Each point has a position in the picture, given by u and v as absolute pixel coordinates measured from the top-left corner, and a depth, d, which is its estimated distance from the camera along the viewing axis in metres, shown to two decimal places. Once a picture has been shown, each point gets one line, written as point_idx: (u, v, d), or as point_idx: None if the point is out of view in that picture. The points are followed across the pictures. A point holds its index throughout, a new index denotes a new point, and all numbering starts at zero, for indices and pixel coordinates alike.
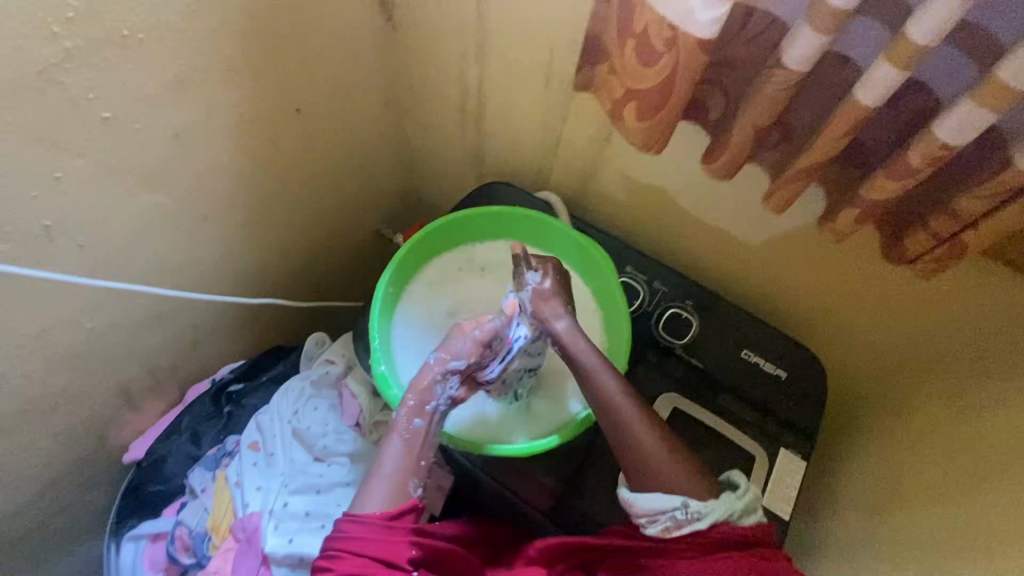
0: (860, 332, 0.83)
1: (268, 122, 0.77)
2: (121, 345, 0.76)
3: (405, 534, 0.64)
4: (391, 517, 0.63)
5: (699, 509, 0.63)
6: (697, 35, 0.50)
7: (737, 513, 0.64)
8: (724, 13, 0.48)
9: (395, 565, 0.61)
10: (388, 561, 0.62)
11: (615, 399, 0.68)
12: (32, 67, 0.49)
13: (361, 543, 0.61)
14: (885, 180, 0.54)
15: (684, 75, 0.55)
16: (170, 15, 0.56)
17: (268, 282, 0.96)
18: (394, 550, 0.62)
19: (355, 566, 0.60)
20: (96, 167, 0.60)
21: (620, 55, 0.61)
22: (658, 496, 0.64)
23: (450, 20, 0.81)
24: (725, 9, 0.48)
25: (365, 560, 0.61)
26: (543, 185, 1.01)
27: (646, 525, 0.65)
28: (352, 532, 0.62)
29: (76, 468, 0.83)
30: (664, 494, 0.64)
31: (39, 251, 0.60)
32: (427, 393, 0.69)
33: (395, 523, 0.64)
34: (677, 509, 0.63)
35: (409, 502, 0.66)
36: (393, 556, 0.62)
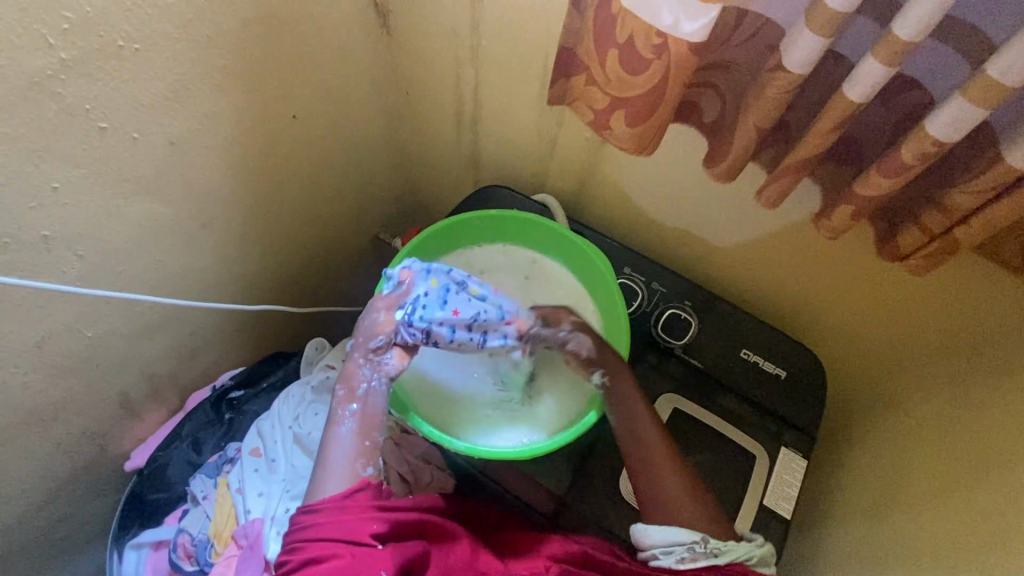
0: (858, 329, 0.83)
1: (265, 129, 0.77)
2: (121, 354, 0.77)
3: (364, 512, 0.61)
4: (343, 496, 0.61)
5: (716, 544, 0.61)
6: (688, 40, 0.51)
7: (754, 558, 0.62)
8: (713, 17, 0.49)
9: (359, 542, 0.59)
10: (348, 540, 0.58)
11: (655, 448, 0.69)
12: (28, 79, 0.50)
13: (316, 527, 0.59)
14: (878, 177, 0.54)
15: (679, 77, 0.55)
16: (166, 25, 0.57)
17: (267, 288, 0.96)
18: (353, 528, 0.59)
19: (313, 550, 0.58)
20: (94, 177, 0.60)
21: (597, 68, 0.60)
22: (673, 529, 0.63)
23: (444, 25, 0.82)
24: (714, 13, 0.48)
25: (323, 542, 0.58)
26: (539, 187, 1.01)
27: (658, 558, 0.62)
28: (308, 520, 0.60)
29: (76, 478, 0.83)
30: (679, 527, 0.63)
31: (37, 261, 0.60)
32: (356, 377, 0.67)
33: (351, 501, 0.61)
34: (694, 543, 0.61)
35: (360, 480, 0.63)
36: (352, 534, 0.59)
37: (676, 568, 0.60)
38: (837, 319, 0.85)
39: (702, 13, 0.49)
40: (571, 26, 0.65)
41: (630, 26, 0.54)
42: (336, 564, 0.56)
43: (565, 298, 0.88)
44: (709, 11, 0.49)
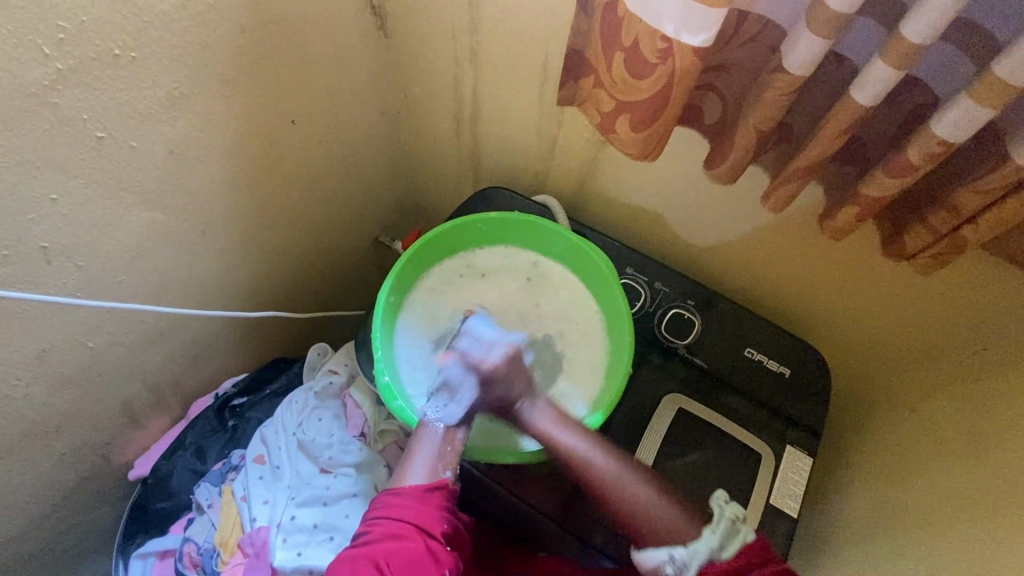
0: (863, 327, 0.83)
1: (264, 135, 0.76)
2: (124, 364, 0.76)
3: (440, 510, 0.64)
4: (425, 489, 0.65)
5: (684, 555, 0.62)
6: (692, 45, 0.50)
7: (718, 549, 0.61)
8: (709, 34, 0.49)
9: (431, 535, 0.61)
10: (423, 528, 0.62)
11: (615, 479, 0.66)
12: (24, 90, 0.49)
13: (398, 509, 0.62)
14: (884, 177, 0.54)
15: (684, 82, 0.53)
16: (163, 33, 0.56)
17: (268, 295, 0.96)
18: (429, 519, 0.62)
19: (392, 529, 0.61)
20: (93, 187, 0.60)
21: (606, 70, 0.60)
22: (651, 551, 0.63)
23: (443, 26, 0.81)
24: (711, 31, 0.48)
25: (402, 524, 0.61)
26: (540, 188, 1.01)
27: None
28: (393, 500, 0.64)
29: (82, 488, 0.83)
30: (653, 547, 0.64)
31: (38, 273, 0.60)
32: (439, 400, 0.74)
33: (431, 496, 0.65)
34: (665, 563, 0.62)
35: (439, 479, 0.66)
36: (428, 525, 0.62)
37: None
38: (841, 317, 0.84)
39: (708, 17, 0.48)
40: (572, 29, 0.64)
41: (633, 31, 0.53)
42: (410, 548, 0.60)
43: (569, 300, 0.87)
44: (708, 26, 0.48)
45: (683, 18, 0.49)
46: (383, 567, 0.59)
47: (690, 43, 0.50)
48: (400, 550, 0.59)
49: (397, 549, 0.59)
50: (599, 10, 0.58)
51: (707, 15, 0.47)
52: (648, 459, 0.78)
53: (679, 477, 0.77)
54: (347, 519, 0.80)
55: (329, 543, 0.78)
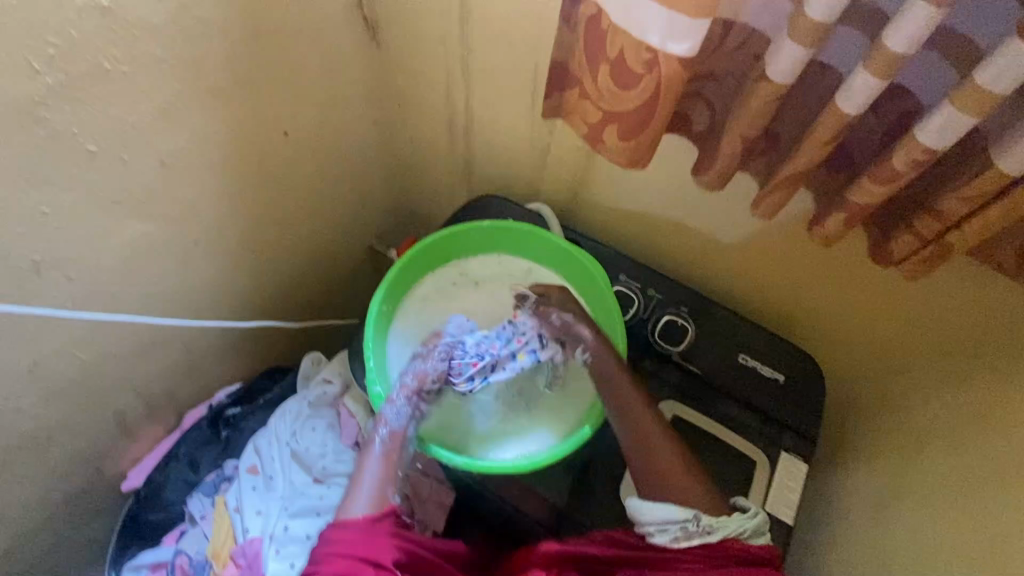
0: (857, 332, 0.82)
1: (258, 146, 0.77)
2: (116, 375, 0.76)
3: (390, 536, 0.65)
4: (372, 519, 0.65)
5: (711, 523, 0.64)
6: (678, 54, 0.51)
7: (744, 531, 0.64)
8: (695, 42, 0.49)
9: (380, 564, 0.62)
10: (374, 559, 0.62)
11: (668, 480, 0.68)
12: (15, 106, 0.49)
13: (348, 544, 0.62)
14: (870, 184, 0.54)
15: (670, 94, 0.54)
16: (155, 47, 0.57)
17: (262, 305, 0.96)
18: (379, 549, 0.63)
19: (343, 566, 0.61)
20: (84, 200, 0.60)
21: (591, 81, 0.60)
22: (671, 508, 0.65)
23: (434, 36, 0.81)
24: (698, 38, 0.49)
25: (353, 559, 0.61)
26: (533, 196, 1.01)
27: (653, 534, 0.65)
28: (339, 535, 0.64)
29: (73, 501, 0.83)
30: (675, 506, 0.66)
31: (29, 286, 0.60)
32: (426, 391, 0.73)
33: (380, 525, 0.65)
34: (688, 521, 0.64)
35: (387, 506, 0.67)
36: (380, 554, 0.62)
37: (670, 546, 0.64)
38: (836, 324, 0.84)
39: (694, 28, 0.48)
40: (559, 39, 0.65)
41: (618, 42, 0.54)
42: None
43: None
44: (697, 31, 0.49)
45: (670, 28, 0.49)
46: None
47: (677, 52, 0.50)
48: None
49: None
50: (581, 22, 0.58)
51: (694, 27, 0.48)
52: None
53: None
54: None
55: None
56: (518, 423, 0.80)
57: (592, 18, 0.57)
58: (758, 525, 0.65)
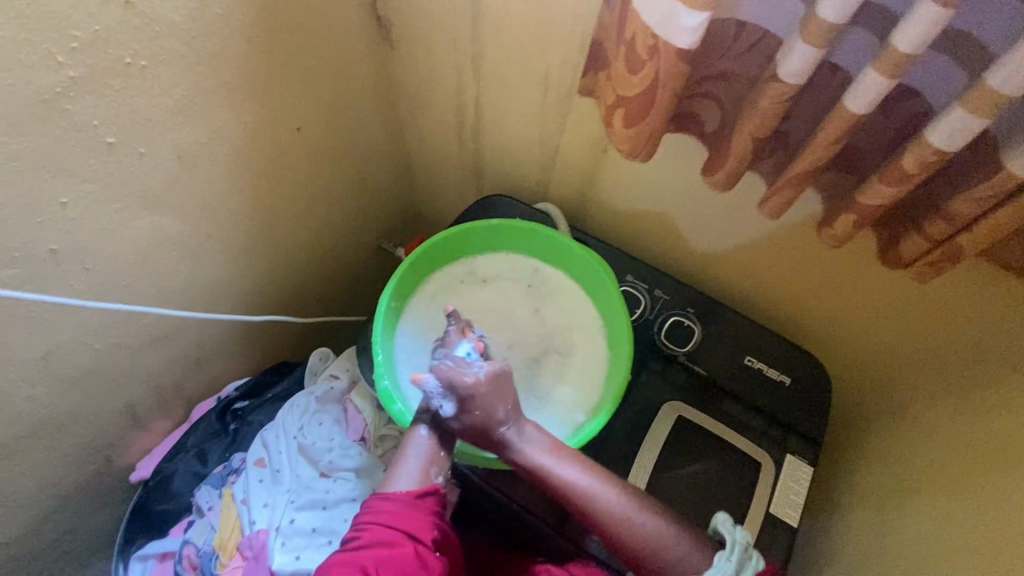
0: (864, 336, 0.82)
1: (270, 142, 0.78)
2: (127, 366, 0.77)
3: (430, 515, 0.65)
4: (417, 496, 0.64)
5: None
6: (683, 34, 0.50)
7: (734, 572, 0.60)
8: (700, 21, 0.49)
9: (419, 541, 0.62)
10: (413, 534, 0.62)
11: (650, 543, 0.64)
12: (37, 97, 0.51)
13: (390, 516, 0.62)
14: (880, 186, 0.55)
15: (670, 84, 0.55)
16: (173, 43, 0.58)
17: (271, 298, 0.97)
18: (419, 527, 0.62)
19: (384, 536, 0.61)
20: (102, 192, 0.61)
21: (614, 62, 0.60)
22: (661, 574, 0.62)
23: (445, 36, 0.82)
24: (701, 18, 0.48)
25: (395, 531, 0.61)
26: (540, 196, 1.02)
27: None
28: (383, 506, 0.63)
29: (83, 488, 0.83)
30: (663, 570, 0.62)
31: (46, 276, 0.61)
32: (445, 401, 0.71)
33: (422, 501, 0.65)
34: None
35: (429, 484, 0.67)
36: (419, 531, 0.62)
37: None
38: (844, 327, 0.84)
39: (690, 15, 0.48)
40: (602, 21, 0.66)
41: (632, 26, 0.54)
42: (402, 555, 0.60)
43: (569, 307, 0.88)
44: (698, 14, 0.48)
45: (667, 15, 0.50)
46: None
47: (668, 39, 0.51)
48: (392, 558, 0.59)
49: (388, 558, 0.59)
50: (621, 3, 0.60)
51: (688, 17, 0.49)
52: (646, 469, 0.78)
53: (678, 485, 0.77)
54: (345, 522, 0.80)
55: (327, 547, 0.79)
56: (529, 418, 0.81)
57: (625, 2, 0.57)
58: (734, 569, 0.60)
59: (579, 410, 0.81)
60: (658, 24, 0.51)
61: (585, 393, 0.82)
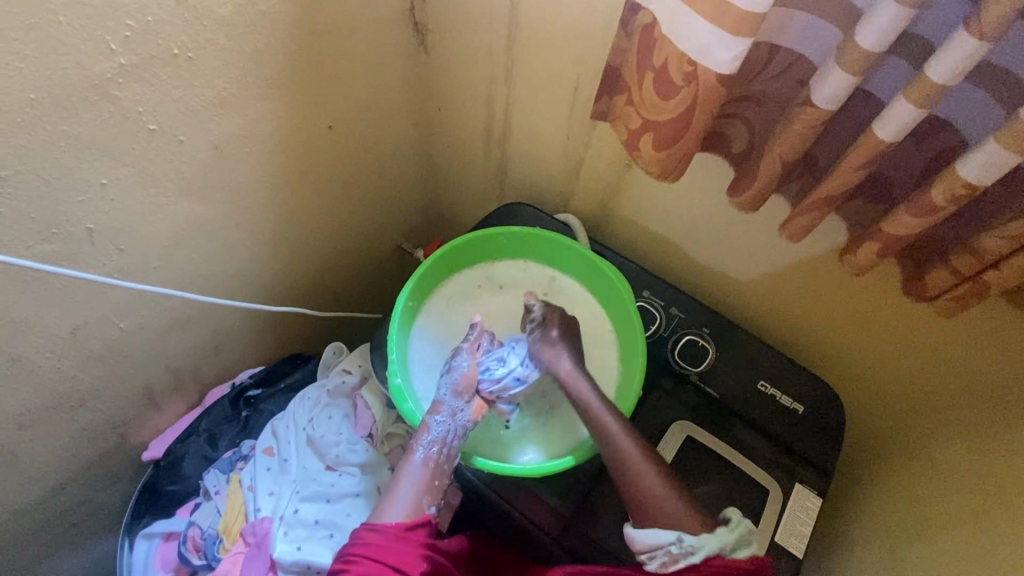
0: (883, 368, 0.81)
1: (302, 138, 0.80)
2: (149, 346, 0.79)
3: (418, 548, 0.67)
4: (406, 528, 0.68)
5: (693, 543, 0.61)
6: (722, 66, 0.51)
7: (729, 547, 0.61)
8: (742, 50, 0.49)
9: (405, 574, 0.64)
10: (401, 568, 0.65)
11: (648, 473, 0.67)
12: (88, 81, 0.53)
13: (379, 549, 0.65)
14: (907, 216, 0.54)
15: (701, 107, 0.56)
16: (220, 37, 0.60)
17: (292, 291, 0.99)
18: (407, 560, 0.65)
19: (373, 570, 0.63)
20: (140, 175, 0.63)
21: (637, 86, 0.61)
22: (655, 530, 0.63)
23: (479, 44, 0.84)
24: (744, 46, 0.49)
25: (383, 565, 0.64)
26: (563, 208, 1.02)
27: (645, 561, 0.63)
28: (373, 537, 0.66)
29: (97, 464, 0.85)
30: (661, 527, 0.63)
31: (81, 253, 0.63)
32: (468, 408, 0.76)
33: (411, 535, 0.68)
34: (671, 543, 0.61)
35: (422, 516, 0.70)
36: (408, 565, 0.65)
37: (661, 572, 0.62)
38: (863, 358, 0.83)
39: (732, 44, 0.49)
40: (618, 43, 0.66)
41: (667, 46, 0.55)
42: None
43: (584, 318, 0.88)
44: (739, 43, 0.49)
45: (707, 41, 0.50)
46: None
47: (709, 66, 0.51)
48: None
49: None
50: (638, 29, 0.59)
51: (730, 45, 0.49)
52: None
53: None
54: (347, 517, 0.81)
55: (329, 540, 0.79)
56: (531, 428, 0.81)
57: (647, 26, 0.58)
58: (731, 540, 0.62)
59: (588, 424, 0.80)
60: (699, 50, 0.51)
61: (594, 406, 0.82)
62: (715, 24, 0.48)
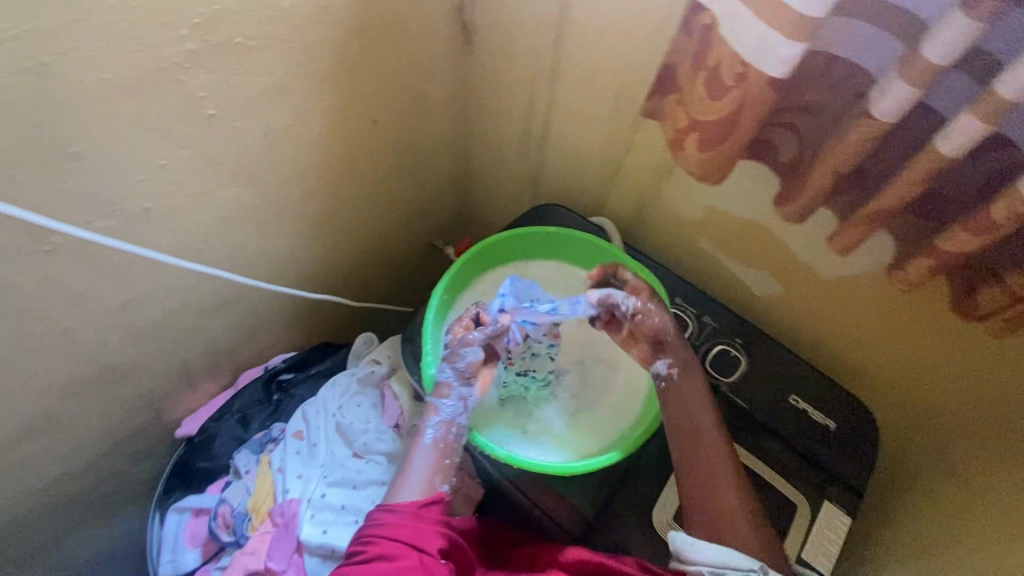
0: (920, 388, 0.80)
1: (348, 131, 0.82)
2: (189, 325, 0.81)
3: (435, 524, 0.67)
4: (420, 505, 0.67)
5: None
6: (771, 71, 0.51)
7: None
8: (797, 53, 0.49)
9: (424, 550, 0.64)
10: (419, 545, 0.64)
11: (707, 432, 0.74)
12: (157, 65, 0.55)
13: (395, 527, 0.64)
14: (963, 233, 0.54)
15: (751, 110, 0.56)
16: (280, 28, 0.62)
17: (327, 280, 1.00)
18: (424, 536, 0.65)
19: (388, 548, 0.63)
20: (196, 158, 0.65)
21: (689, 87, 0.61)
22: (732, 552, 0.63)
23: (525, 45, 0.84)
24: (800, 49, 0.49)
25: (400, 542, 0.63)
26: (597, 211, 1.03)
27: None
28: (388, 516, 0.66)
29: (134, 436, 0.88)
30: (741, 554, 0.63)
31: (136, 231, 0.65)
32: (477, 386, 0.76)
33: (425, 512, 0.67)
34: (751, 571, 0.62)
35: (434, 494, 0.69)
36: (424, 541, 0.64)
37: None
38: (899, 377, 0.81)
39: (787, 47, 0.49)
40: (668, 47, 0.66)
41: (721, 52, 0.55)
42: (406, 566, 0.61)
43: None
44: (795, 47, 0.49)
45: (761, 44, 0.50)
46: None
47: (759, 70, 0.52)
48: (396, 567, 0.61)
49: (394, 566, 0.61)
50: (697, 29, 0.59)
51: (786, 47, 0.49)
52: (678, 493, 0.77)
53: None
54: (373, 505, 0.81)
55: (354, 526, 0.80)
56: (556, 430, 0.82)
57: (706, 27, 0.58)
58: None
59: (625, 427, 0.81)
60: (750, 53, 0.51)
61: (629, 409, 0.83)
62: (773, 27, 0.48)
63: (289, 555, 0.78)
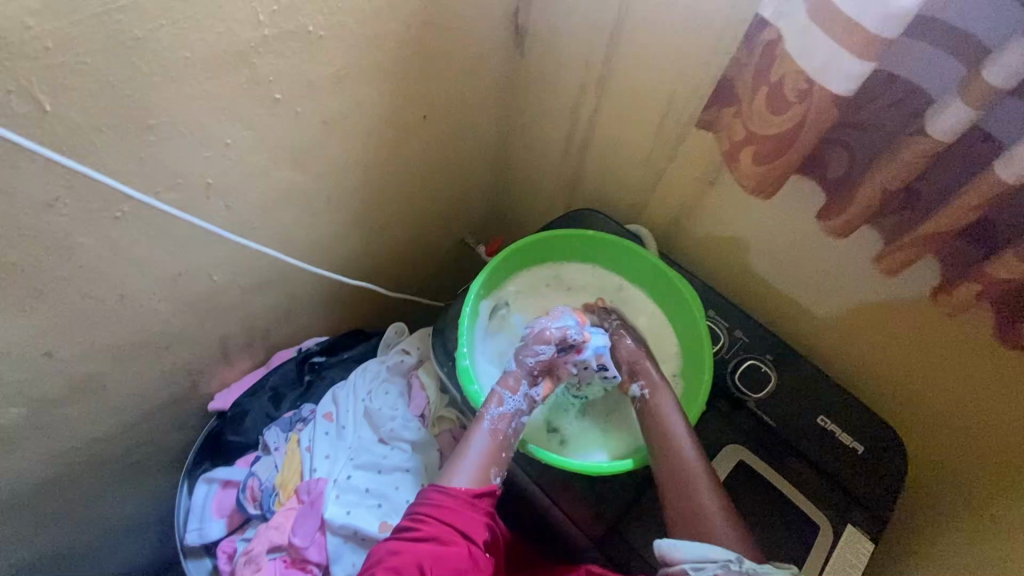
0: (953, 417, 0.79)
1: (399, 124, 0.84)
2: (232, 300, 0.84)
3: (483, 517, 0.68)
4: (473, 495, 0.69)
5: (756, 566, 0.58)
6: (835, 90, 0.52)
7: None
8: (864, 72, 0.50)
9: (471, 538, 0.65)
10: (468, 534, 0.65)
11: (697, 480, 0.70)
12: (235, 47, 0.57)
13: (448, 512, 0.66)
14: (1014, 259, 0.53)
15: (807, 126, 0.57)
16: (349, 19, 0.64)
17: (364, 269, 1.03)
18: (474, 527, 0.66)
19: (440, 530, 0.64)
20: (258, 139, 0.68)
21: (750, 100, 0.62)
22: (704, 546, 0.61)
23: (577, 51, 0.86)
24: (868, 68, 0.50)
25: (451, 527, 0.65)
26: (633, 219, 1.04)
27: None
28: (442, 500, 0.67)
29: (168, 406, 0.90)
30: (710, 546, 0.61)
31: (196, 204, 0.68)
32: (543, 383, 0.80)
33: (476, 503, 0.69)
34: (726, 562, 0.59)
35: (487, 485, 0.70)
36: (473, 531, 0.66)
37: None
38: (931, 407, 0.81)
39: (854, 65, 0.50)
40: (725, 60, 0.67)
41: (782, 68, 0.56)
42: (456, 552, 0.63)
43: (647, 328, 0.91)
44: (863, 66, 0.50)
45: (828, 62, 0.51)
46: (429, 567, 0.60)
47: (824, 85, 0.53)
48: (446, 552, 0.62)
49: (444, 552, 0.62)
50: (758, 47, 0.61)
51: (853, 65, 0.50)
52: None
53: None
54: (396, 491, 0.83)
55: (377, 510, 0.82)
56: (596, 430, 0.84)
57: (770, 43, 0.59)
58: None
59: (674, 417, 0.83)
60: (816, 69, 0.52)
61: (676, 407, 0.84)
62: (840, 44, 0.50)
63: (312, 533, 0.80)
